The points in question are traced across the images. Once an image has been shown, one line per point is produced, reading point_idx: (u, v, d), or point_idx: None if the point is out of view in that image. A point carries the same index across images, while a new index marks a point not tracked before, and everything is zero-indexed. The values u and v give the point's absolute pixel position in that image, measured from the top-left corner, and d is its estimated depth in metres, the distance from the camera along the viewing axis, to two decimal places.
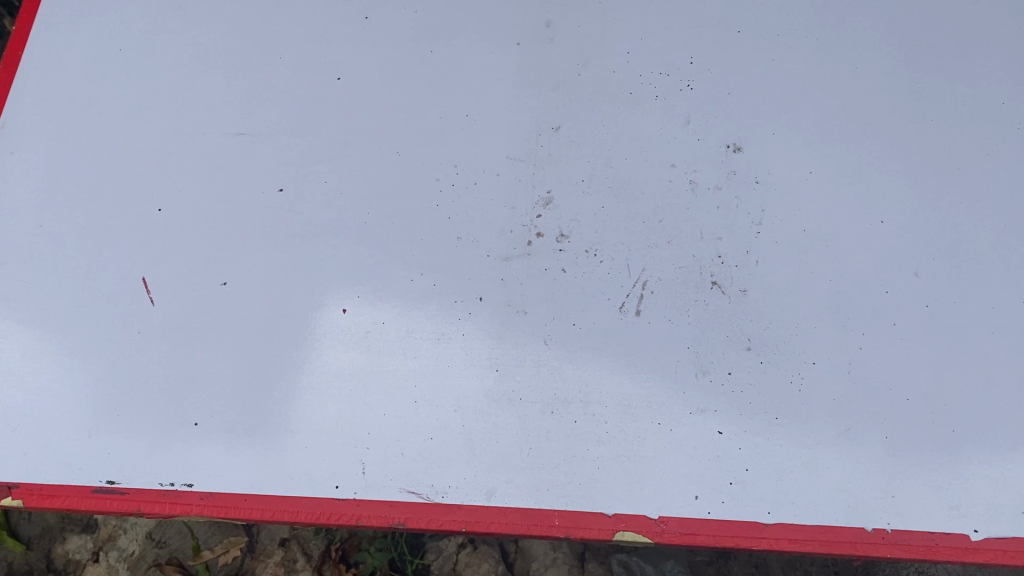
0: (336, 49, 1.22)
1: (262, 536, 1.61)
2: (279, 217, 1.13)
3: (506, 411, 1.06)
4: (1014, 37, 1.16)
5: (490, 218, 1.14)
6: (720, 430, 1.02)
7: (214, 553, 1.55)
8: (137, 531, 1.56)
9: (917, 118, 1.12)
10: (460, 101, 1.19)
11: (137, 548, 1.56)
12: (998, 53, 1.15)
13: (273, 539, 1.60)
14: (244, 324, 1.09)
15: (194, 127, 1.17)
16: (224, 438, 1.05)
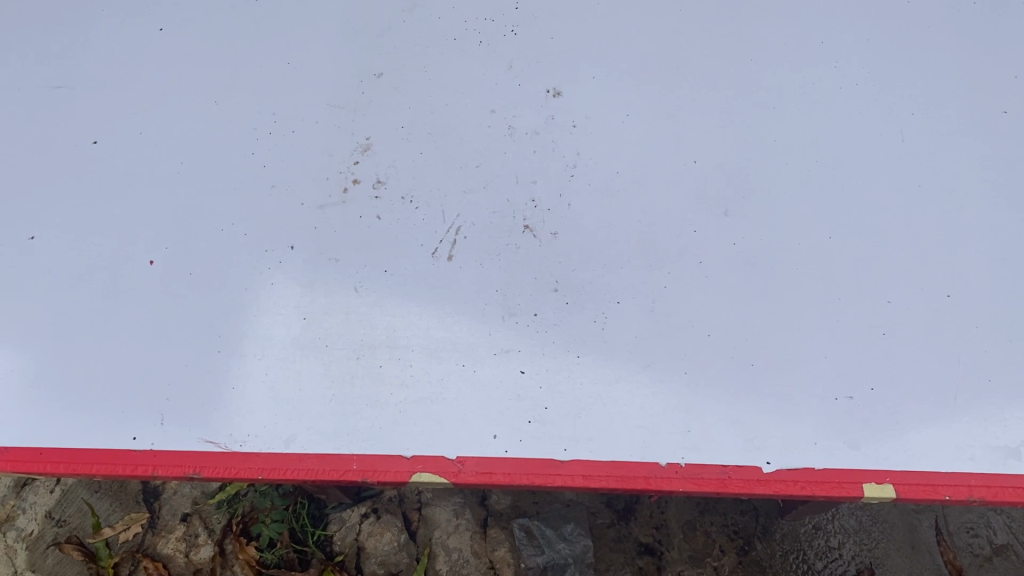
0: (161, 3, 1.17)
1: (164, 512, 1.61)
2: (96, 171, 1.06)
3: (310, 358, 0.96)
4: None
5: (306, 165, 1.05)
6: (523, 369, 0.94)
7: (113, 530, 1.57)
8: (36, 511, 1.58)
9: (736, 59, 1.09)
10: (282, 48, 1.12)
11: (36, 527, 1.58)
12: None
13: (175, 514, 1.60)
14: (46, 279, 1.01)
15: (9, 78, 1.11)
16: (22, 394, 0.96)
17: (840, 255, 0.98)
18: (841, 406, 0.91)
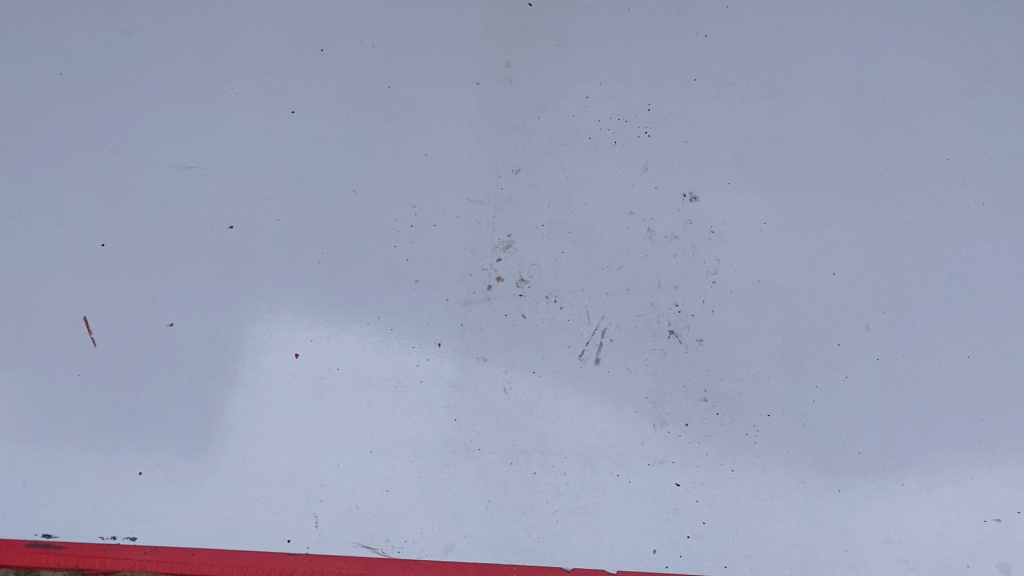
0: (291, 84, 1.17)
1: None
2: (234, 258, 1.07)
3: (464, 462, 0.96)
4: (958, 94, 1.15)
5: (448, 261, 1.06)
6: (678, 481, 0.96)
7: None
8: None
9: (868, 172, 1.11)
10: (418, 139, 1.14)
11: None
12: (946, 111, 1.14)
13: None
14: (188, 367, 1.01)
15: (142, 159, 1.13)
16: (170, 489, 0.96)
17: (978, 378, 1.01)
18: (990, 529, 0.95)
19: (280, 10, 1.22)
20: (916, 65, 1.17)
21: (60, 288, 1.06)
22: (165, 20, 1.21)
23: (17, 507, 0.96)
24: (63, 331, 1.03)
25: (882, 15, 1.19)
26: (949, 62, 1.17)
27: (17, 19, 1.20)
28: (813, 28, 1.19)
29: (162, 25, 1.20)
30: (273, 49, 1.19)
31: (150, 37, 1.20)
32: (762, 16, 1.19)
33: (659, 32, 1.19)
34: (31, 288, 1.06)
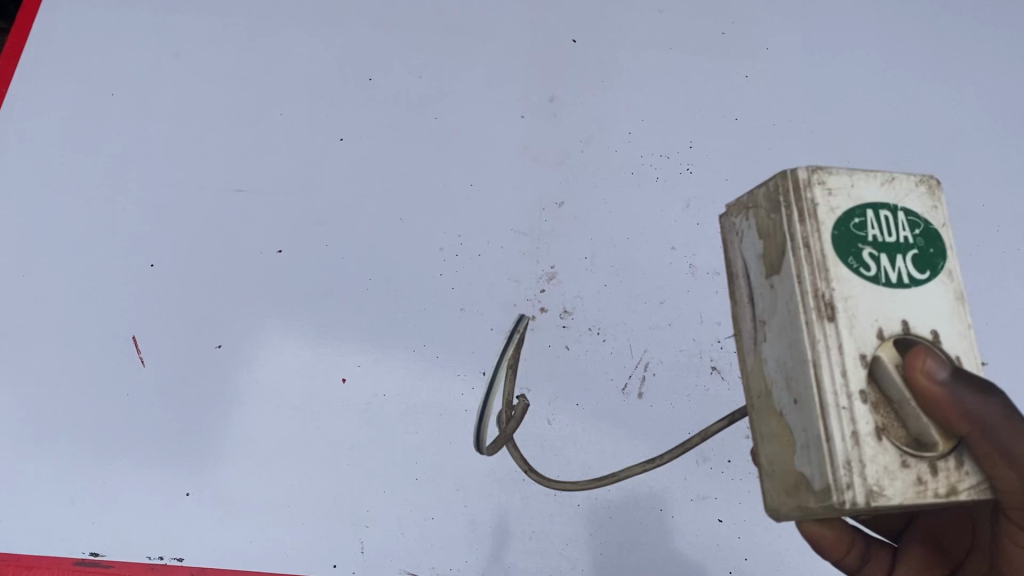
0: (338, 112, 1.20)
1: None
2: (282, 282, 1.08)
3: (509, 492, 0.97)
4: (986, 143, 1.23)
5: (493, 291, 1.08)
6: (720, 518, 0.96)
7: None
8: None
9: None
10: (463, 171, 1.16)
11: None
12: (977, 158, 1.21)
13: None
14: (238, 388, 1.02)
15: (192, 181, 1.15)
16: (217, 512, 0.97)
17: None
18: None
19: (330, 41, 1.26)
20: (944, 115, 1.25)
21: (109, 308, 1.07)
22: (218, 49, 1.25)
23: (62, 525, 0.96)
24: (113, 350, 1.05)
25: (908, 69, 1.29)
26: (975, 113, 1.26)
27: (78, 50, 1.26)
28: (846, 79, 1.27)
29: (214, 53, 1.25)
30: (321, 77, 1.23)
31: (203, 65, 1.24)
32: (798, 62, 1.28)
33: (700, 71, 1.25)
34: (81, 307, 1.07)
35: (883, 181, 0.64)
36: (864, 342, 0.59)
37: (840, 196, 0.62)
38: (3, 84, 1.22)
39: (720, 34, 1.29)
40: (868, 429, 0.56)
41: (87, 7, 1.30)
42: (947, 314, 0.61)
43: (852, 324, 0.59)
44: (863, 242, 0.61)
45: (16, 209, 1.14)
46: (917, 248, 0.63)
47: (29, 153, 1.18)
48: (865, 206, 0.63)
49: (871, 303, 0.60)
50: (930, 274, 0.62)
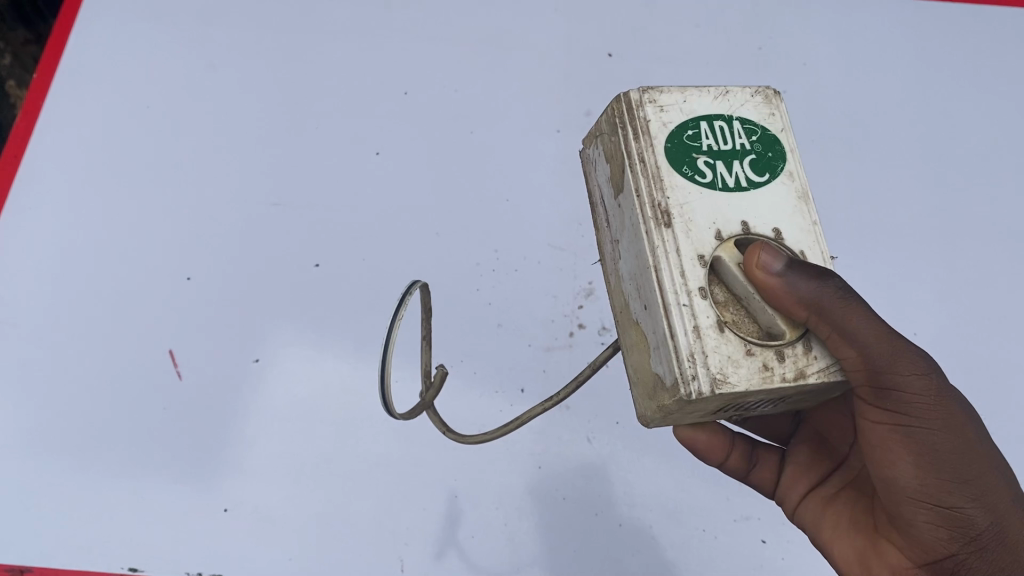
0: (374, 125, 1.20)
1: None
2: (320, 297, 1.08)
3: (549, 510, 0.96)
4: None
5: (531, 307, 1.07)
6: (764, 539, 0.96)
7: None
8: None
9: (946, 234, 1.18)
10: (500, 185, 1.16)
11: None
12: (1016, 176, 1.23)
13: None
14: (276, 403, 1.02)
15: (228, 195, 1.15)
16: (255, 527, 0.96)
17: None
18: None
19: (365, 54, 1.26)
20: (985, 130, 1.27)
21: (146, 321, 1.07)
22: (254, 61, 1.25)
23: (100, 539, 0.96)
24: (150, 363, 1.04)
25: (949, 84, 1.30)
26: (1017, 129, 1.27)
27: (114, 61, 1.26)
28: (887, 94, 1.29)
29: (249, 65, 1.25)
30: (356, 90, 1.23)
31: (238, 76, 1.24)
32: (835, 79, 1.29)
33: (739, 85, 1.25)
34: (118, 319, 1.07)
35: (715, 96, 0.72)
36: (702, 245, 0.65)
37: (671, 112, 0.70)
38: (38, 98, 1.23)
39: (757, 49, 1.30)
40: (709, 322, 0.62)
41: (123, 19, 1.30)
42: (785, 209, 0.68)
43: (688, 224, 0.66)
44: (698, 152, 0.69)
45: (53, 221, 1.14)
46: (755, 153, 0.70)
47: (66, 165, 1.18)
48: (697, 119, 0.70)
49: (707, 207, 0.67)
50: (768, 176, 0.69)
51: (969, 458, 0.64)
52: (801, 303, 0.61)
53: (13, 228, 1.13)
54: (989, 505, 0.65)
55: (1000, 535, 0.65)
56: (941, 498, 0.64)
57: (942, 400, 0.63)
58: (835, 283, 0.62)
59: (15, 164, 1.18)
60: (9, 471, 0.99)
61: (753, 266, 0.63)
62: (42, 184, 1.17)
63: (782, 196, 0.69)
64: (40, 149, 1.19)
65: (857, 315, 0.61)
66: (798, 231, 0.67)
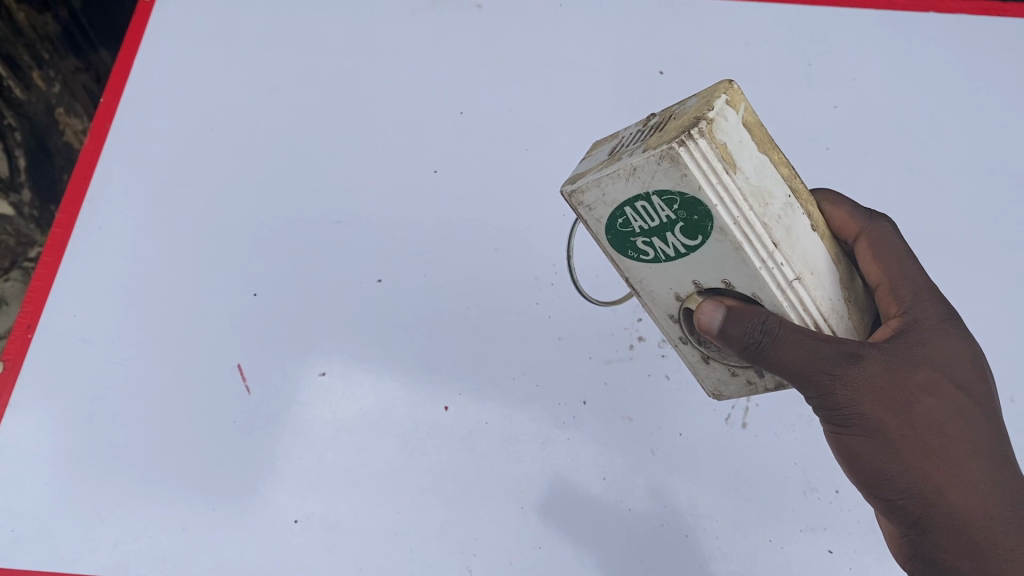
0: (433, 144, 1.22)
1: None
2: (384, 312, 1.10)
3: (616, 521, 0.98)
4: None
5: (591, 320, 1.08)
6: (831, 548, 0.98)
7: None
8: None
9: (1002, 247, 1.19)
10: (557, 201, 1.18)
11: None
12: None
13: None
14: (342, 416, 1.04)
15: (292, 213, 1.18)
16: (325, 539, 0.98)
17: None
18: None
19: (422, 74, 1.29)
20: None
21: (215, 335, 1.09)
22: (313, 83, 1.28)
23: (177, 550, 0.98)
24: (219, 378, 1.06)
25: (998, 97, 1.31)
26: None
27: (176, 83, 1.29)
28: (938, 107, 1.30)
29: (309, 87, 1.28)
30: (414, 110, 1.25)
31: (299, 98, 1.27)
32: (886, 93, 1.30)
33: (790, 101, 1.27)
34: (186, 333, 1.09)
35: (628, 177, 0.71)
36: (668, 304, 0.83)
37: (600, 207, 0.76)
38: (104, 124, 1.26)
39: (807, 65, 1.31)
40: (695, 357, 0.89)
41: (183, 40, 1.33)
42: (722, 253, 0.73)
43: (651, 293, 0.84)
44: (633, 235, 0.77)
45: (123, 240, 1.17)
46: (681, 221, 0.72)
47: (133, 186, 1.21)
48: (622, 206, 0.75)
49: (661, 277, 0.81)
50: (699, 237, 0.73)
51: (891, 462, 0.77)
52: (733, 349, 0.76)
53: (85, 248, 1.16)
54: (923, 497, 0.78)
55: (938, 514, 0.78)
56: (881, 490, 0.80)
57: (852, 407, 0.76)
58: (752, 336, 0.74)
59: (84, 189, 1.20)
60: (86, 484, 1.01)
61: (697, 323, 0.78)
62: (110, 204, 1.19)
63: (717, 245, 0.72)
64: (107, 172, 1.22)
65: (776, 353, 0.74)
66: (743, 270, 0.74)
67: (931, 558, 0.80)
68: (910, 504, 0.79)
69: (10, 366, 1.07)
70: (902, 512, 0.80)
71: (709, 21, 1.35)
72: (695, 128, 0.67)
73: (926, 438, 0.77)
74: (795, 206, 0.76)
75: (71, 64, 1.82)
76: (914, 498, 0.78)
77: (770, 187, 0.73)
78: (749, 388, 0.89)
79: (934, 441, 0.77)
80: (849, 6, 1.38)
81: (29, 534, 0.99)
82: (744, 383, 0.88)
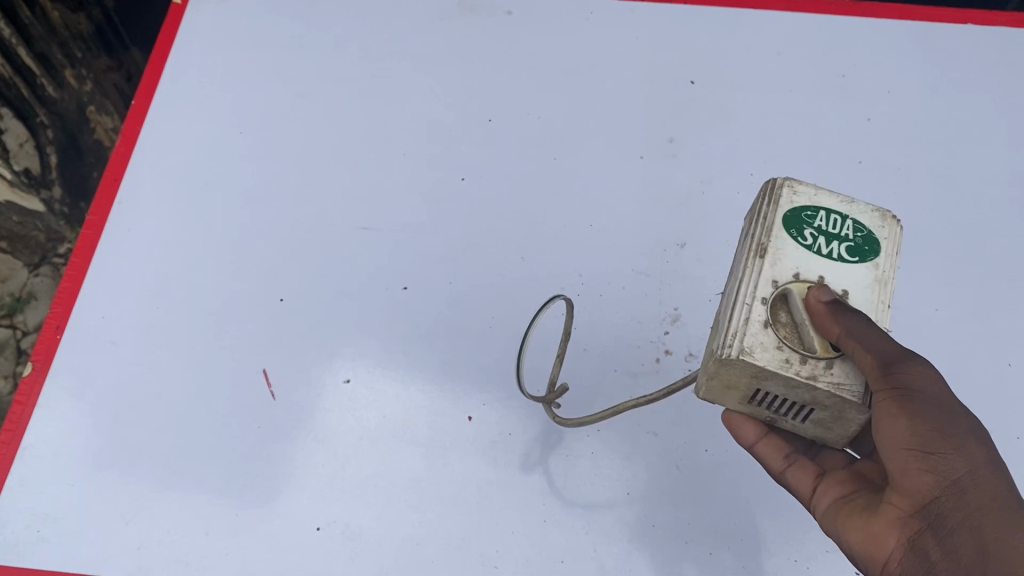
0: (460, 151, 1.22)
1: None
2: (410, 319, 1.10)
3: (639, 536, 0.97)
4: None
5: (618, 333, 1.08)
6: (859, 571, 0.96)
7: None
8: None
9: None
10: (585, 211, 1.17)
11: None
12: None
13: None
14: (367, 423, 1.04)
15: (319, 219, 1.18)
16: (347, 547, 0.97)
17: None
18: None
19: (452, 82, 1.29)
20: None
21: (241, 340, 1.09)
22: (343, 88, 1.29)
23: (199, 555, 0.97)
24: (244, 383, 1.06)
25: None
26: None
27: (208, 86, 1.30)
28: (975, 120, 1.27)
29: (339, 92, 1.29)
30: (443, 117, 1.26)
31: (329, 103, 1.28)
32: (921, 106, 1.28)
33: (822, 114, 1.27)
34: (212, 336, 1.09)
35: (844, 200, 0.85)
36: (780, 276, 0.81)
37: (801, 196, 0.84)
38: (135, 125, 1.26)
39: (840, 77, 1.30)
40: (760, 317, 0.78)
41: (215, 44, 1.34)
42: (860, 282, 0.82)
43: (776, 262, 0.81)
44: (809, 223, 0.83)
45: (152, 243, 1.17)
46: (854, 244, 0.83)
47: (163, 188, 1.21)
48: (822, 202, 0.84)
49: (800, 259, 0.82)
50: (858, 259, 0.83)
51: (946, 425, 0.75)
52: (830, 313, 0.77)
53: (114, 249, 1.17)
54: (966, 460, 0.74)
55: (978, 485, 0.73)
56: (922, 443, 0.75)
57: (923, 370, 0.76)
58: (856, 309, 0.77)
59: (114, 190, 1.21)
60: (110, 487, 1.01)
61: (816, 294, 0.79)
62: (139, 206, 1.20)
63: (861, 274, 0.83)
64: (137, 174, 1.22)
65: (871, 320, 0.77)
66: (864, 304, 0.82)
67: (948, 531, 0.73)
68: (950, 462, 0.74)
69: (39, 367, 1.08)
70: (936, 470, 0.75)
71: (741, 32, 1.34)
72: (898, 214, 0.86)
73: (976, 426, 0.76)
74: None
75: (103, 63, 1.87)
76: (958, 455, 0.74)
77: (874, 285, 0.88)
78: (750, 399, 0.83)
79: (981, 433, 0.77)
80: (883, 16, 1.36)
81: (54, 536, 0.99)
82: (782, 360, 0.77)
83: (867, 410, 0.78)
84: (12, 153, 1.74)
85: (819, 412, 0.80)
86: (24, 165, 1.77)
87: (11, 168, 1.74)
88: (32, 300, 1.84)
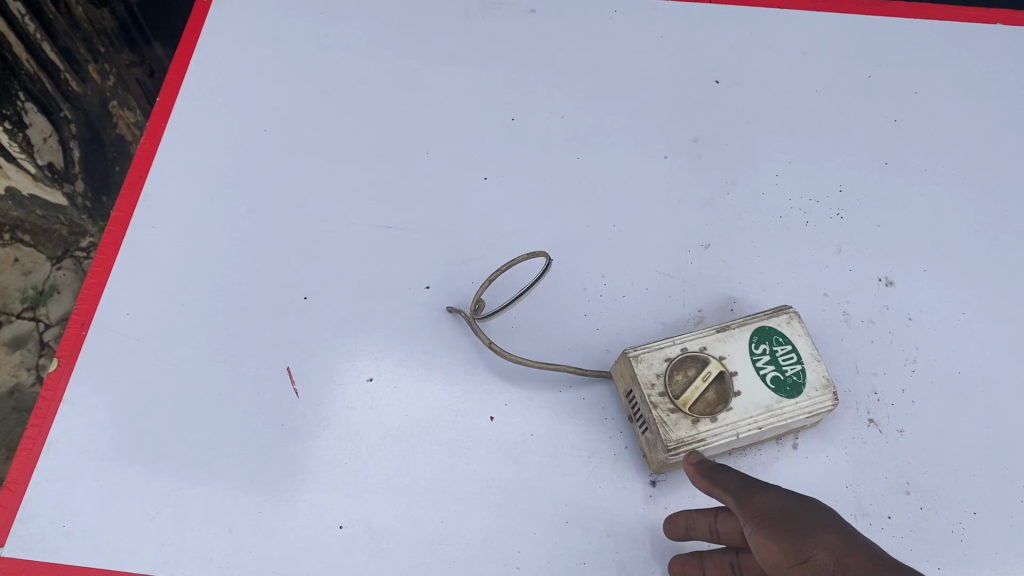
0: (484, 151, 1.22)
1: None
2: (433, 318, 1.10)
3: (662, 540, 0.96)
4: None
5: (640, 334, 1.07)
6: None
7: None
8: None
9: None
10: (608, 211, 1.17)
11: None
12: None
13: None
14: (390, 422, 1.04)
15: (342, 218, 1.18)
16: (370, 546, 0.97)
17: None
18: None
19: (476, 81, 1.29)
20: None
21: (265, 338, 1.09)
22: (368, 88, 1.29)
23: (222, 552, 0.96)
24: (268, 380, 1.07)
25: None
26: None
27: (233, 84, 1.31)
28: (1003, 121, 1.26)
29: (364, 91, 1.29)
30: (467, 117, 1.26)
31: (353, 102, 1.28)
32: (948, 106, 1.27)
33: (848, 115, 1.26)
34: (235, 333, 1.10)
35: (816, 356, 0.97)
36: (713, 350, 0.97)
37: (798, 334, 0.98)
38: (161, 122, 1.26)
39: (866, 77, 1.29)
40: (675, 352, 0.96)
41: (240, 42, 1.35)
42: (756, 399, 0.93)
43: (719, 341, 0.97)
44: (769, 347, 0.97)
45: (177, 239, 1.17)
46: (775, 382, 0.94)
47: (187, 185, 1.22)
48: (801, 344, 0.98)
49: (737, 358, 0.96)
50: (772, 387, 0.94)
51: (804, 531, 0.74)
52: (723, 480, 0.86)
53: (139, 246, 1.17)
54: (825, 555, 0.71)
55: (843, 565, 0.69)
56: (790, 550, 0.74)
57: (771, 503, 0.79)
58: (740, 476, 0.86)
59: (139, 186, 1.22)
60: (133, 483, 1.01)
61: (723, 369, 0.95)
62: (164, 202, 1.20)
63: (764, 395, 0.93)
64: (162, 171, 1.23)
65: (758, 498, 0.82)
66: (742, 410, 0.92)
67: None
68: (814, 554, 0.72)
69: (65, 363, 1.08)
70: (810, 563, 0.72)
71: (767, 32, 1.33)
72: (837, 401, 0.94)
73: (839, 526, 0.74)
74: (745, 444, 0.98)
75: (126, 59, 1.89)
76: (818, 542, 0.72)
77: (772, 436, 0.96)
78: (626, 394, 0.99)
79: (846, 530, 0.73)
80: (910, 18, 1.36)
81: (78, 531, 0.98)
82: (654, 376, 0.95)
83: (666, 455, 0.91)
84: (36, 148, 1.75)
85: (649, 434, 0.95)
86: (47, 160, 1.78)
87: (35, 163, 1.76)
88: (54, 293, 1.91)
